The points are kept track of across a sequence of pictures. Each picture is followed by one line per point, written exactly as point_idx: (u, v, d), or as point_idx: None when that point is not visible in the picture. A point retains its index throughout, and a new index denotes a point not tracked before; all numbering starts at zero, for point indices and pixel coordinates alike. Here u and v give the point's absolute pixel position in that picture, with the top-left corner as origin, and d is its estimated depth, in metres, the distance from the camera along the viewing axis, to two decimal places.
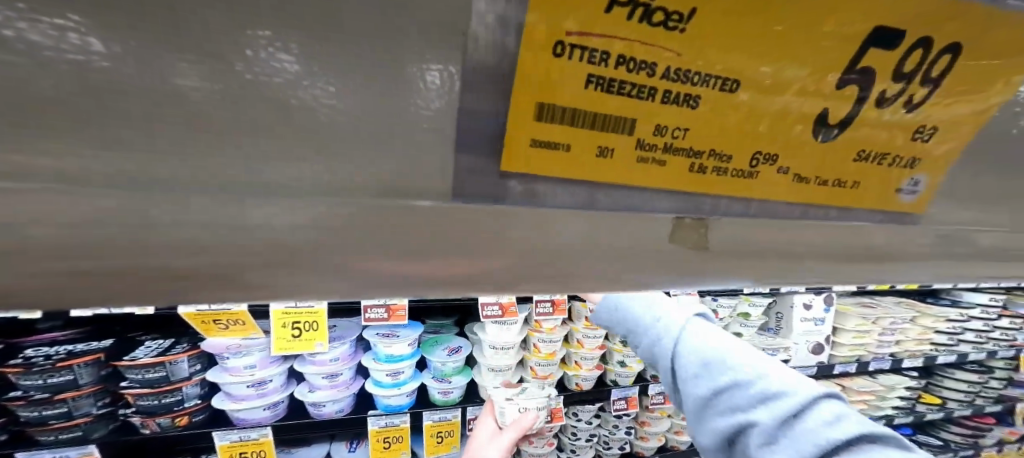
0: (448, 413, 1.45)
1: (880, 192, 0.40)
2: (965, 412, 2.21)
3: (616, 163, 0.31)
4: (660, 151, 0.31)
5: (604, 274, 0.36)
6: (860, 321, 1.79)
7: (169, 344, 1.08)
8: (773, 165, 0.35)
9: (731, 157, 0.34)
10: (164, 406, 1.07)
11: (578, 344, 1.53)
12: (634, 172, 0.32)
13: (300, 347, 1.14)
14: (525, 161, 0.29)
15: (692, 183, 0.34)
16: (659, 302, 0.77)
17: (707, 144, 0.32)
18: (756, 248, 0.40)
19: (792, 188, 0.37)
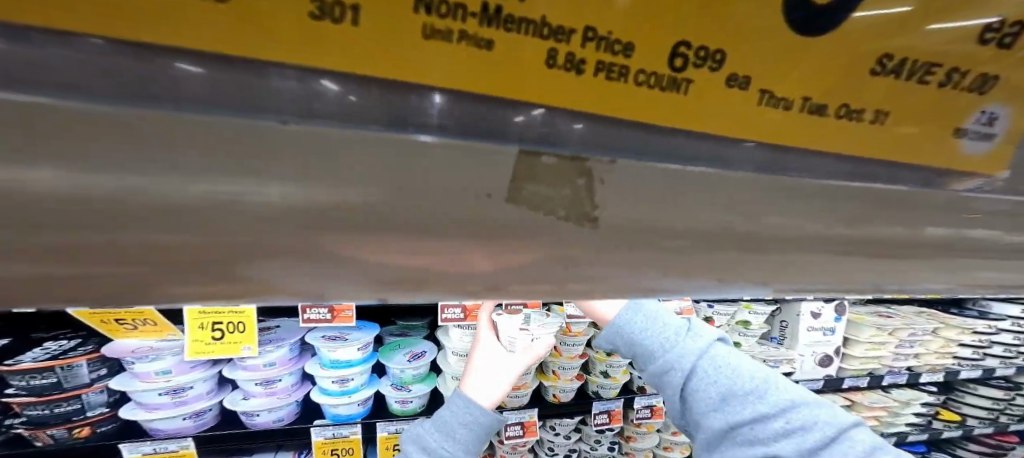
0: (406, 424, 1.27)
1: (903, 129, 0.25)
2: (987, 430, 2.01)
3: (375, 38, 0.17)
4: (476, 19, 0.17)
5: (416, 250, 0.22)
6: (875, 332, 1.60)
7: (70, 346, 0.97)
8: (713, 68, 0.21)
9: (629, 46, 0.19)
10: (59, 417, 0.95)
11: (555, 353, 1.34)
12: (430, 64, 0.18)
13: (222, 351, 0.98)
14: (177, 28, 0.15)
15: (568, 92, 0.20)
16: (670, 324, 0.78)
17: (577, 16, 0.18)
18: (693, 217, 0.25)
19: (752, 113, 0.22)
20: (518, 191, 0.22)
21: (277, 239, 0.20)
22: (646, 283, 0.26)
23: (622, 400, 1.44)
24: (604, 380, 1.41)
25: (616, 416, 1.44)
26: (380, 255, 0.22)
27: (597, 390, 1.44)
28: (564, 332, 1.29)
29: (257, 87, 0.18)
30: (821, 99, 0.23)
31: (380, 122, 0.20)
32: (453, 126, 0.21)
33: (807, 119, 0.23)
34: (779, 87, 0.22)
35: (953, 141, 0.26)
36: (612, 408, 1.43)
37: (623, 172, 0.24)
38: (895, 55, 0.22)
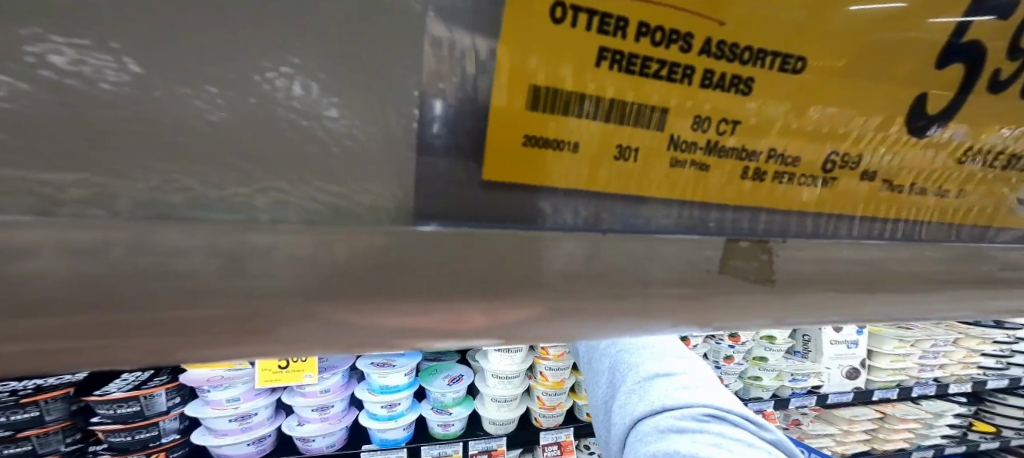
0: (449, 447, 1.33)
1: (980, 198, 0.29)
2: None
3: (632, 170, 0.19)
4: (699, 153, 0.20)
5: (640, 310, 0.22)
6: (897, 343, 1.63)
7: (146, 377, 1.00)
8: (854, 171, 0.24)
9: (787, 159, 0.22)
10: (139, 442, 1.00)
11: None
12: (654, 185, 0.20)
13: (288, 379, 1.00)
14: (504, 166, 0.18)
15: (749, 196, 0.23)
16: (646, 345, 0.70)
17: (759, 140, 0.21)
18: (863, 279, 0.26)
19: (882, 200, 0.26)
20: (728, 266, 0.23)
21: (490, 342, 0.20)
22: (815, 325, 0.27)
23: None
24: None
25: None
26: (545, 331, 0.20)
27: None
28: None
29: (528, 210, 0.19)
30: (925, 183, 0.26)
31: (598, 222, 0.21)
32: (642, 223, 0.21)
33: (916, 200, 0.27)
34: (903, 179, 0.26)
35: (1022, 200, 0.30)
36: None
37: (796, 249, 0.25)
38: (982, 150, 0.27)
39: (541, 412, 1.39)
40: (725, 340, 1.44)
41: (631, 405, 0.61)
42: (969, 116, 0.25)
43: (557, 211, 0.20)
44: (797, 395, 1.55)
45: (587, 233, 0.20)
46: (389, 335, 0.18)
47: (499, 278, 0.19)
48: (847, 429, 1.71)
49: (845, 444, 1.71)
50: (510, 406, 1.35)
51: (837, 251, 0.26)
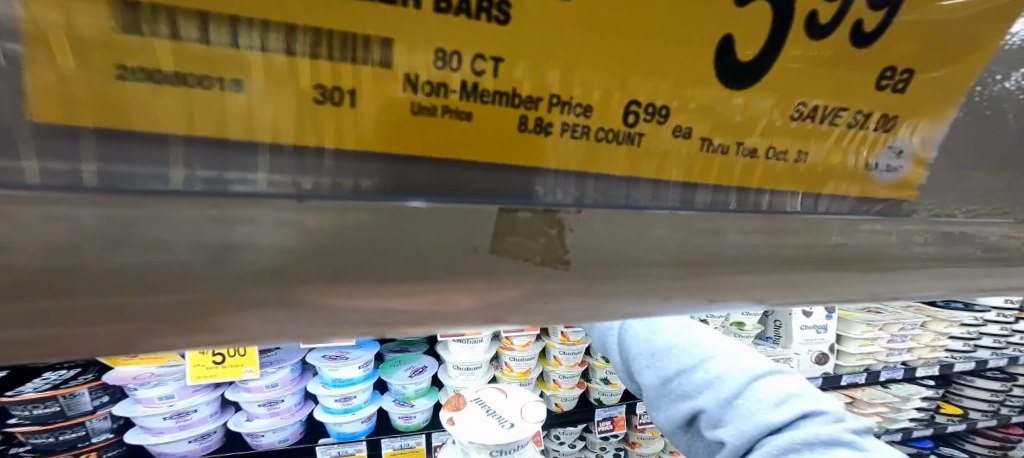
0: (412, 440, 1.19)
1: (883, 177, 0.23)
2: (989, 423, 2.02)
3: (346, 123, 0.14)
4: (453, 101, 0.15)
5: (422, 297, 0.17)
6: (866, 327, 1.62)
7: (70, 374, 0.92)
8: (703, 132, 0.19)
9: (591, 108, 0.17)
10: (65, 443, 0.94)
11: (555, 361, 1.28)
12: (389, 142, 0.15)
13: (223, 375, 0.89)
14: (99, 105, 0.12)
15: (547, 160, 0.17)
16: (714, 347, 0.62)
17: (534, 81, 0.16)
18: (711, 264, 0.21)
19: (746, 170, 0.20)
20: (502, 243, 0.18)
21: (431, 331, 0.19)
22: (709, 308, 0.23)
23: (625, 406, 1.36)
24: (605, 387, 1.33)
25: (619, 422, 1.36)
26: (530, 312, 0.20)
27: (599, 397, 1.36)
28: (563, 341, 1.22)
29: (191, 170, 0.14)
30: (804, 146, 0.20)
31: (306, 186, 0.15)
32: (390, 183, 0.16)
33: (791, 168, 0.21)
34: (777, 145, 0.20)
35: (943, 169, 0.24)
36: (614, 414, 1.36)
37: (604, 221, 0.20)
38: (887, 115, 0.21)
39: None
40: None
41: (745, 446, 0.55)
42: (867, 67, 0.19)
43: (234, 165, 0.14)
44: None
45: (284, 198, 0.15)
46: (358, 317, 0.17)
47: (480, 260, 0.18)
48: None
49: None
50: None
51: (676, 225, 0.20)
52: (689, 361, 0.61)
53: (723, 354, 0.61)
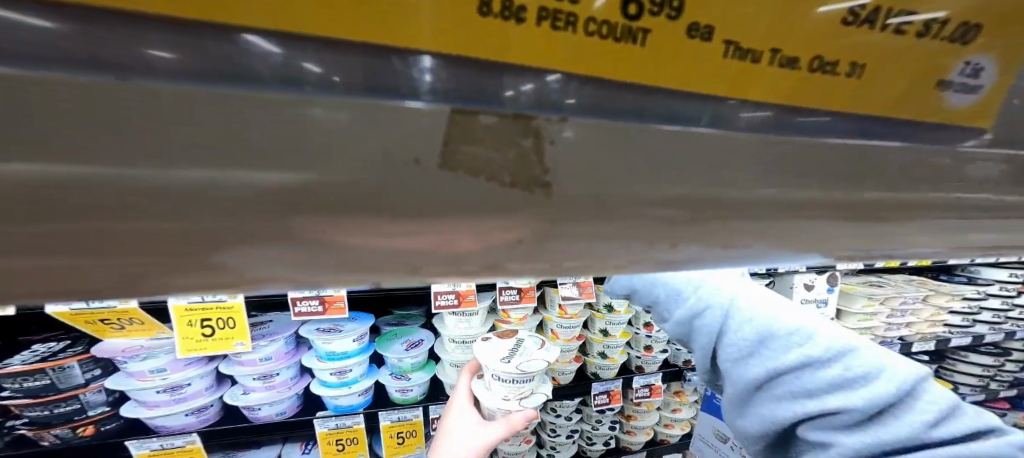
0: (410, 413, 1.18)
1: (869, 83, 0.21)
2: (977, 397, 2.04)
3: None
4: None
5: (424, 237, 0.20)
6: (867, 301, 1.59)
7: (59, 347, 0.90)
8: (669, 16, 0.17)
9: None
10: (61, 416, 0.93)
11: (552, 335, 1.20)
12: (329, 15, 0.15)
13: (214, 348, 0.87)
14: None
15: (497, 46, 0.17)
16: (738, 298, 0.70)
17: None
18: (679, 188, 0.22)
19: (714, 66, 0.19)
20: (454, 156, 0.18)
21: (443, 276, 0.22)
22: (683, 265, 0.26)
23: (622, 380, 1.33)
24: (602, 361, 1.29)
25: (616, 396, 1.33)
26: (528, 259, 0.23)
27: (597, 371, 1.32)
28: (560, 314, 1.15)
29: (170, 50, 0.15)
30: (795, 53, 0.19)
31: (275, 78, 0.16)
32: (387, 86, 0.17)
33: (779, 75, 0.20)
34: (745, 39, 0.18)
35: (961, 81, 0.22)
36: (612, 388, 1.32)
37: (579, 130, 0.20)
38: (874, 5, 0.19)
39: None
40: None
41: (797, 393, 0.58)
42: None
43: (214, 54, 0.15)
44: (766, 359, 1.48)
45: (260, 87, 0.16)
46: (389, 256, 0.20)
47: (481, 206, 0.20)
48: None
49: None
50: None
51: (643, 137, 0.21)
52: (823, 354, 0.58)
53: (865, 350, 0.58)
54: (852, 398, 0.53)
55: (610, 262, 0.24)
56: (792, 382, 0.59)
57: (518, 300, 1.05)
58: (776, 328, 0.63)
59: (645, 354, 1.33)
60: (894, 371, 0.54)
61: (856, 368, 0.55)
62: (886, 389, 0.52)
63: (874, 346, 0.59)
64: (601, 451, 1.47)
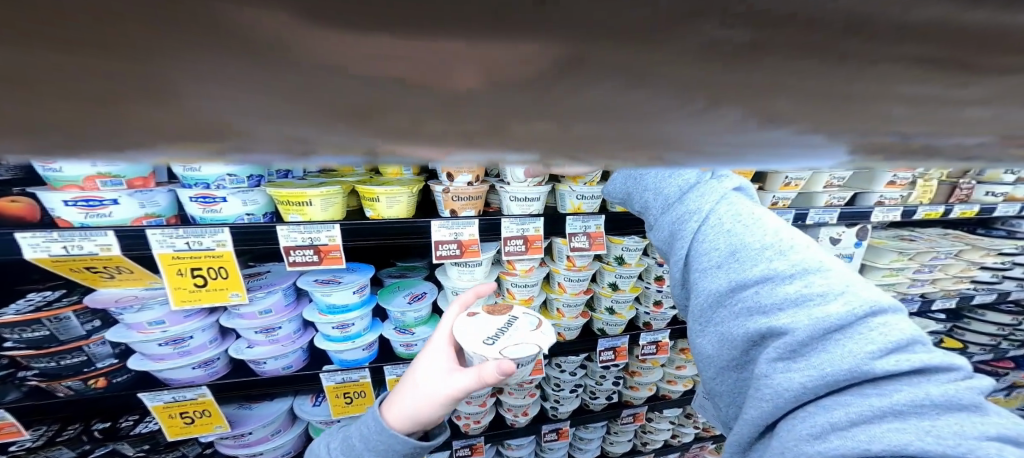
0: None
1: None
2: (986, 356, 1.98)
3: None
4: None
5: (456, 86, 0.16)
6: (897, 256, 1.38)
7: (55, 297, 0.89)
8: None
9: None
10: (70, 368, 0.92)
11: (559, 288, 1.15)
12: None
13: (208, 299, 0.84)
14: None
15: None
16: (735, 212, 0.67)
17: None
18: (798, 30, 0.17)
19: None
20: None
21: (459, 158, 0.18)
22: (769, 146, 0.21)
23: (628, 336, 1.28)
24: (610, 317, 1.23)
25: (622, 352, 1.28)
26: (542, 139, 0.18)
27: (602, 327, 1.27)
28: (568, 266, 1.09)
29: None
30: None
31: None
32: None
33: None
34: None
35: None
36: (618, 344, 1.27)
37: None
38: None
39: None
40: None
41: (750, 322, 0.57)
42: None
43: None
44: None
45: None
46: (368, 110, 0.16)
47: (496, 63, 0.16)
48: None
49: None
50: None
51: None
52: (787, 273, 0.57)
53: (821, 265, 0.57)
54: (810, 319, 0.52)
55: (684, 138, 0.20)
56: (751, 297, 0.58)
57: (524, 250, 0.98)
58: (748, 242, 0.62)
59: (655, 311, 1.26)
60: (858, 296, 0.52)
61: (815, 288, 0.54)
62: (841, 312, 0.51)
63: (867, 283, 0.56)
64: (604, 405, 1.47)
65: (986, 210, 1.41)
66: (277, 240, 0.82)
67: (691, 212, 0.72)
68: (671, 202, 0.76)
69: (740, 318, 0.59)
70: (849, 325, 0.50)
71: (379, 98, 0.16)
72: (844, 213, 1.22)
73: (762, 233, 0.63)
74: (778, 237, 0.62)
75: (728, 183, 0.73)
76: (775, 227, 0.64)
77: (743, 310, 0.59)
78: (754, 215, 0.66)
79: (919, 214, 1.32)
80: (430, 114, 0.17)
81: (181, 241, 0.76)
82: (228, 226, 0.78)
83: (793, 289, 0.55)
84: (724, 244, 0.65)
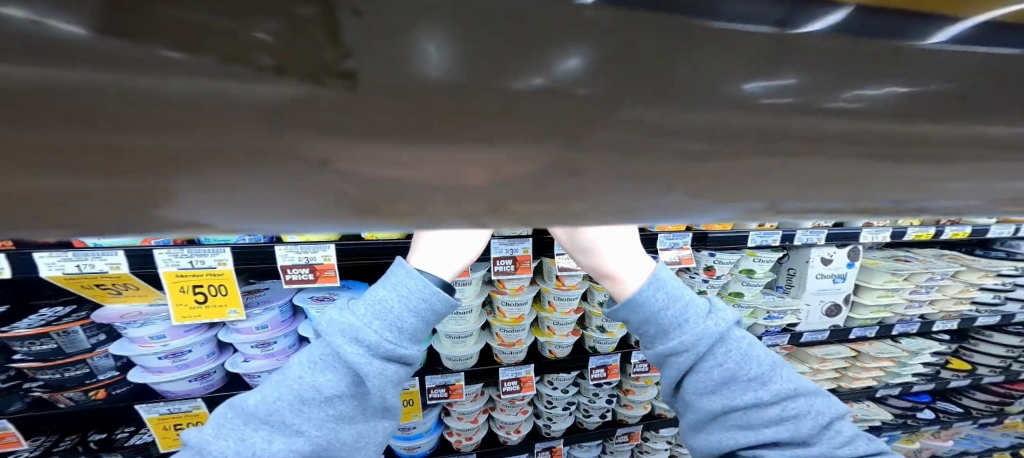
0: (406, 383, 1.15)
1: None
2: (996, 379, 1.94)
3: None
4: None
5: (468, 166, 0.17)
6: (890, 277, 1.39)
7: (64, 312, 0.93)
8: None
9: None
10: (72, 380, 0.96)
11: (549, 307, 1.17)
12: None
13: (207, 315, 0.87)
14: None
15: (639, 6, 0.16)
16: (709, 326, 0.64)
17: None
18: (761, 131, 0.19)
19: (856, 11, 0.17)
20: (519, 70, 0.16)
21: (454, 221, 0.20)
22: (741, 212, 0.23)
23: (620, 354, 1.29)
24: (600, 335, 1.25)
25: (613, 370, 1.29)
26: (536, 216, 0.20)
27: (594, 345, 1.28)
28: (558, 286, 1.11)
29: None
30: None
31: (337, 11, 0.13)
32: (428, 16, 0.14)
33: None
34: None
35: None
36: (609, 362, 1.28)
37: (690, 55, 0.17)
38: None
39: (500, 350, 1.19)
40: (699, 274, 1.20)
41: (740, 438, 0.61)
42: None
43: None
44: (773, 334, 1.38)
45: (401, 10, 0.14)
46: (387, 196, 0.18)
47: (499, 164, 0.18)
48: (818, 367, 1.59)
49: (815, 380, 1.63)
50: (467, 343, 1.13)
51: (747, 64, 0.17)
52: (767, 395, 0.60)
53: (780, 370, 0.63)
54: (786, 432, 0.59)
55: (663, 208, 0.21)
56: (740, 416, 0.61)
57: (512, 270, 1.01)
58: (741, 372, 0.62)
59: None
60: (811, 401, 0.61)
61: (791, 408, 0.60)
62: (806, 423, 0.59)
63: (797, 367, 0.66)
64: (597, 423, 1.47)
65: (979, 231, 1.41)
66: (275, 259, 0.85)
67: (673, 328, 0.65)
68: (656, 325, 0.66)
69: (732, 432, 0.61)
70: (812, 425, 0.59)
71: (395, 193, 0.18)
72: (833, 234, 1.23)
73: (735, 343, 0.64)
74: (764, 365, 0.63)
75: (726, 314, 0.67)
76: (731, 327, 0.65)
77: (733, 427, 0.61)
78: (725, 323, 0.65)
79: (910, 235, 1.33)
80: (437, 198, 0.19)
81: (186, 260, 0.81)
82: (229, 246, 0.82)
83: (771, 401, 0.61)
84: (715, 371, 0.62)
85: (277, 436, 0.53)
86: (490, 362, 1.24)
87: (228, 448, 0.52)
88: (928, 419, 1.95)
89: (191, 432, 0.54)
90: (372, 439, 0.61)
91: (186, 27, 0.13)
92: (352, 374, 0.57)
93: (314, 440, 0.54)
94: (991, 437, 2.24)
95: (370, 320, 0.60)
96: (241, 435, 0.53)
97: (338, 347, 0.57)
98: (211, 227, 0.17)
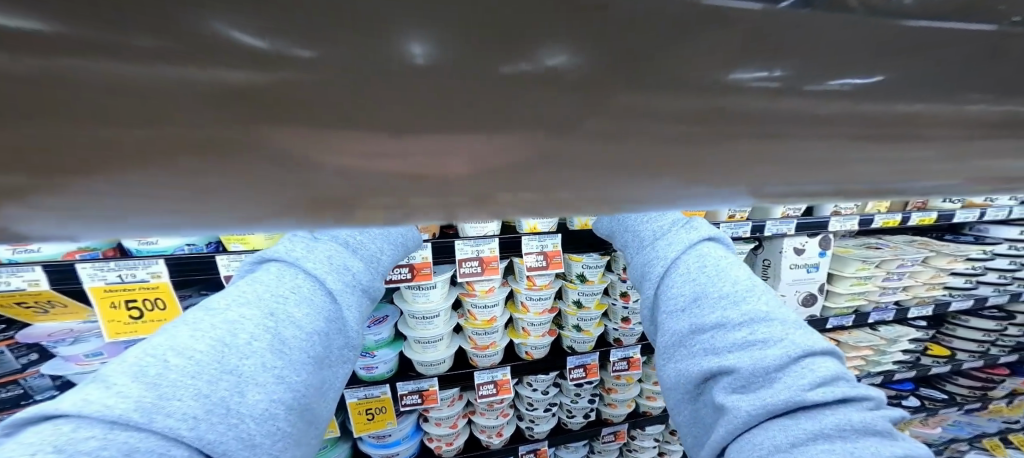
0: (375, 389, 1.12)
1: None
2: (976, 364, 1.97)
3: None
4: None
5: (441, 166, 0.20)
6: (861, 265, 1.40)
7: None
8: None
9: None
10: (7, 402, 0.91)
11: (523, 308, 1.15)
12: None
13: (142, 331, 0.84)
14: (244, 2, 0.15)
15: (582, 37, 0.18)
16: (705, 252, 0.69)
17: None
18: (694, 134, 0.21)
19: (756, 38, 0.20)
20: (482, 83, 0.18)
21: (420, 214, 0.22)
22: (681, 199, 0.25)
23: (598, 353, 1.28)
24: (577, 334, 1.24)
25: (592, 369, 1.28)
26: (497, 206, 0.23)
27: (571, 345, 1.27)
28: (529, 285, 1.10)
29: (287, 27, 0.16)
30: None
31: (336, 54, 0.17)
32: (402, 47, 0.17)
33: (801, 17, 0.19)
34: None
35: None
36: (588, 361, 1.27)
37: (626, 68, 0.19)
38: None
39: (474, 353, 1.17)
40: None
41: (701, 359, 0.60)
42: None
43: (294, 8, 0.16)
44: None
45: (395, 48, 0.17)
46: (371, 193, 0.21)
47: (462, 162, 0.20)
48: None
49: None
50: (438, 347, 1.11)
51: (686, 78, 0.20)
52: (738, 318, 0.60)
53: (767, 309, 0.61)
54: (751, 359, 0.56)
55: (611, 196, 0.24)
56: (707, 340, 0.60)
57: (479, 271, 1.00)
58: (709, 289, 0.64)
59: (622, 327, 1.27)
60: (794, 343, 0.56)
61: (759, 333, 0.58)
62: (776, 355, 0.56)
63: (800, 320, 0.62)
64: (581, 423, 1.45)
65: (945, 217, 1.44)
66: (217, 269, 0.83)
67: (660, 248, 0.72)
68: (645, 245, 0.76)
69: (695, 355, 0.61)
70: (782, 352, 0.56)
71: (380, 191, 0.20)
72: (801, 224, 1.25)
73: (731, 272, 0.66)
74: (739, 286, 0.64)
75: (702, 230, 0.73)
76: (732, 261, 0.69)
77: (698, 350, 0.61)
78: (726, 257, 0.69)
79: (878, 222, 1.34)
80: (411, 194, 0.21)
81: (113, 274, 0.78)
82: (164, 257, 0.80)
83: (744, 328, 0.59)
84: (689, 290, 0.65)
85: (250, 385, 0.49)
86: (466, 365, 1.21)
87: (191, 407, 0.44)
88: (913, 406, 1.97)
89: (103, 398, 0.41)
90: (332, 385, 0.60)
91: (175, 60, 0.16)
92: (331, 307, 0.61)
93: (294, 386, 0.52)
94: (977, 422, 2.26)
95: (349, 272, 0.65)
96: (200, 390, 0.45)
97: (321, 275, 0.61)
98: (198, 209, 0.20)
